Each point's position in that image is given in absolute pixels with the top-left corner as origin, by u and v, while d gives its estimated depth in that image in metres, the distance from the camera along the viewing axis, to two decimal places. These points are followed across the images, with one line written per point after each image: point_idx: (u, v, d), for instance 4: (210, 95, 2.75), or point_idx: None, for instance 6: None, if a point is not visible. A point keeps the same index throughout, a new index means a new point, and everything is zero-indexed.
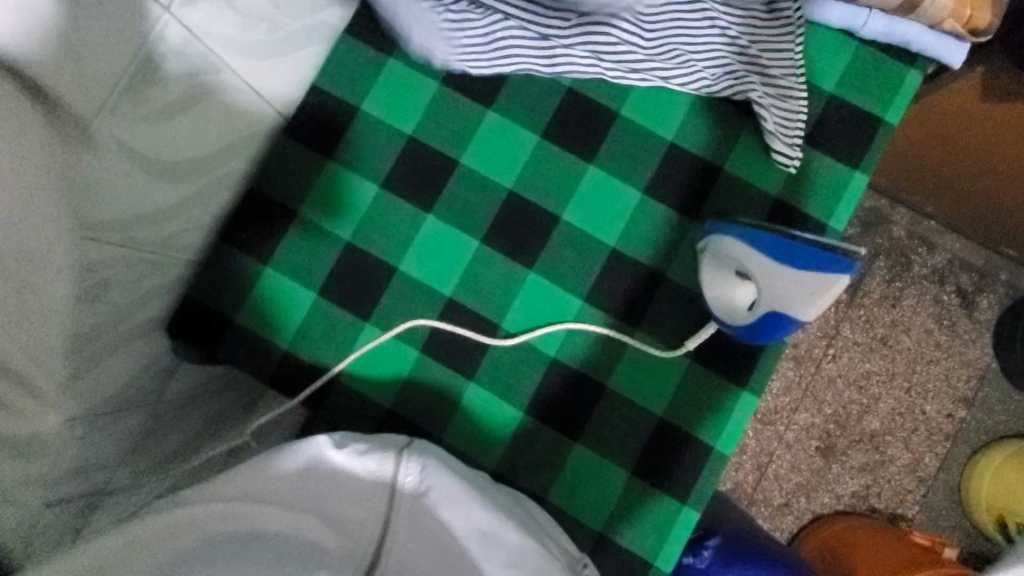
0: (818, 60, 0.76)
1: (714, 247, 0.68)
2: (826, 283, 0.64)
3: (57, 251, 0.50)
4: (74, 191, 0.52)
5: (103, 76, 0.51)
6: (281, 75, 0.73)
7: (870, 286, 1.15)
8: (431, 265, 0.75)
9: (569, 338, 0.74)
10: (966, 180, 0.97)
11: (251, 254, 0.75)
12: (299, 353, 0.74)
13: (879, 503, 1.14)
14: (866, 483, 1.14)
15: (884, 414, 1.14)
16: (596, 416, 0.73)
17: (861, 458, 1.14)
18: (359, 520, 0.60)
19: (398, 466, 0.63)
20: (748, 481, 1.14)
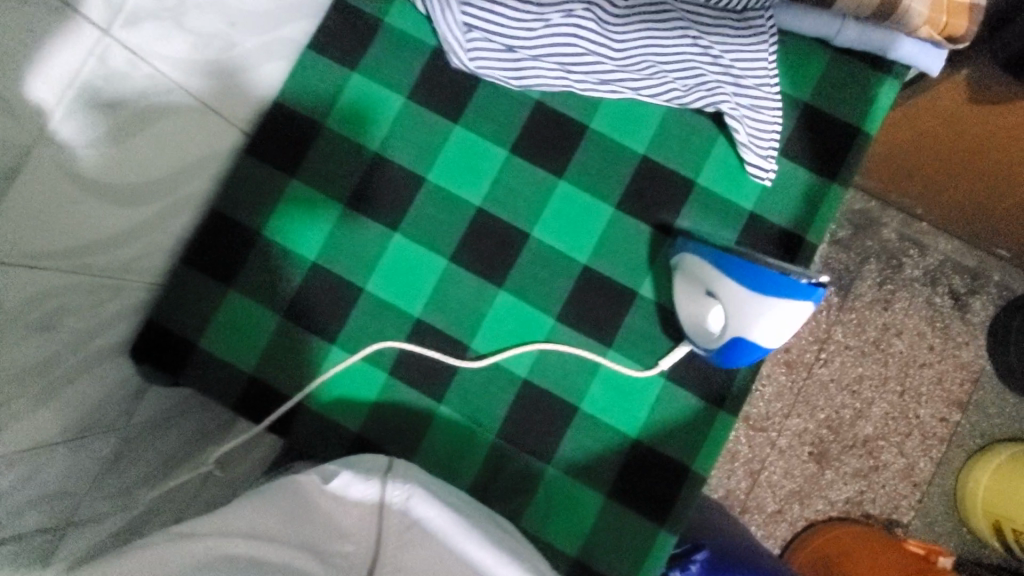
0: (791, 69, 0.75)
1: (684, 265, 0.68)
2: (791, 312, 0.59)
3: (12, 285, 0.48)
4: (34, 223, 0.49)
5: (51, 102, 0.47)
6: (240, 95, 0.71)
7: (861, 290, 1.12)
8: (400, 285, 0.73)
9: (541, 359, 0.72)
10: (957, 187, 0.96)
11: (215, 275, 0.73)
12: (266, 377, 0.72)
13: (874, 510, 1.11)
14: (860, 489, 1.11)
15: (877, 418, 1.11)
16: (570, 437, 0.71)
17: (855, 463, 1.11)
18: (349, 550, 0.58)
19: (385, 489, 0.63)
20: (741, 488, 1.10)
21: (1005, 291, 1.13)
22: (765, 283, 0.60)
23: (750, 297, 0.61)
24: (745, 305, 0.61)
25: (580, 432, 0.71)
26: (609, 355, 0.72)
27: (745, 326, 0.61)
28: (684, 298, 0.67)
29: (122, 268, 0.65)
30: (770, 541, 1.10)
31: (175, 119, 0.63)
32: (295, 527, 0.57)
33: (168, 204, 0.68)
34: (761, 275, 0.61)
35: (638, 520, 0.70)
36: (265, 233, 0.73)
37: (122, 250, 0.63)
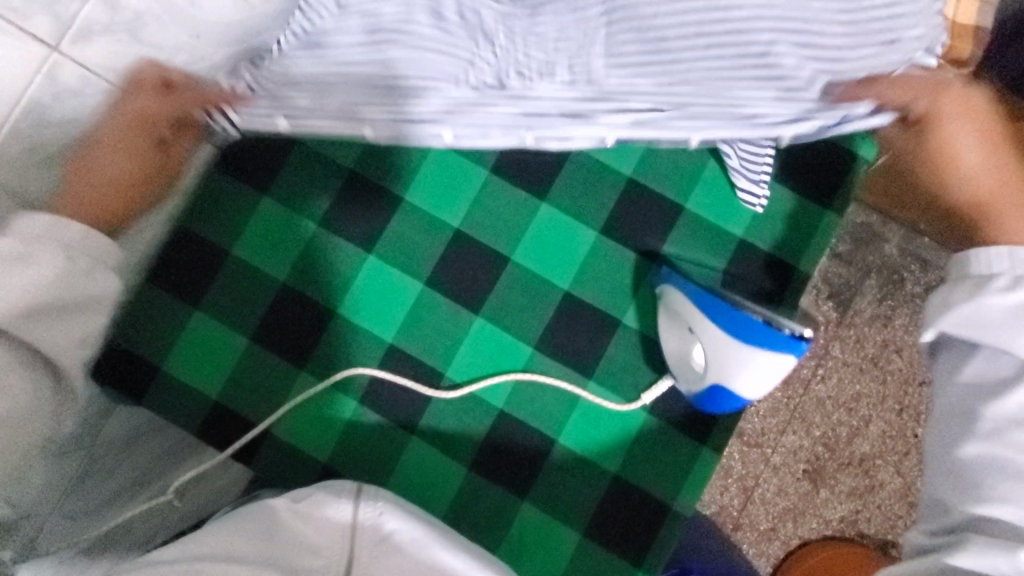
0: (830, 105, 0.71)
1: (669, 302, 0.65)
2: (778, 365, 0.60)
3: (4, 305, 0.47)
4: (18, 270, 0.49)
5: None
6: None
7: (861, 305, 1.06)
8: (372, 309, 0.70)
9: (517, 390, 0.69)
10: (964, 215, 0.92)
11: (179, 297, 0.70)
12: (232, 403, 0.69)
13: (870, 529, 1.06)
14: (855, 508, 1.06)
15: (874, 437, 1.06)
16: (546, 471, 0.68)
17: (851, 482, 1.06)
18: (320, 568, 0.54)
19: (356, 507, 0.60)
20: (734, 506, 1.05)
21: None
22: (755, 334, 0.60)
23: (740, 347, 0.61)
24: (732, 355, 0.61)
25: (559, 464, 0.68)
26: (590, 387, 0.69)
27: (734, 377, 0.61)
28: (667, 337, 0.65)
29: None
30: (762, 559, 1.05)
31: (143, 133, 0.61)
32: (268, 548, 0.54)
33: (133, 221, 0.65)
34: (751, 325, 0.60)
35: (614, 557, 0.67)
36: (233, 253, 0.70)
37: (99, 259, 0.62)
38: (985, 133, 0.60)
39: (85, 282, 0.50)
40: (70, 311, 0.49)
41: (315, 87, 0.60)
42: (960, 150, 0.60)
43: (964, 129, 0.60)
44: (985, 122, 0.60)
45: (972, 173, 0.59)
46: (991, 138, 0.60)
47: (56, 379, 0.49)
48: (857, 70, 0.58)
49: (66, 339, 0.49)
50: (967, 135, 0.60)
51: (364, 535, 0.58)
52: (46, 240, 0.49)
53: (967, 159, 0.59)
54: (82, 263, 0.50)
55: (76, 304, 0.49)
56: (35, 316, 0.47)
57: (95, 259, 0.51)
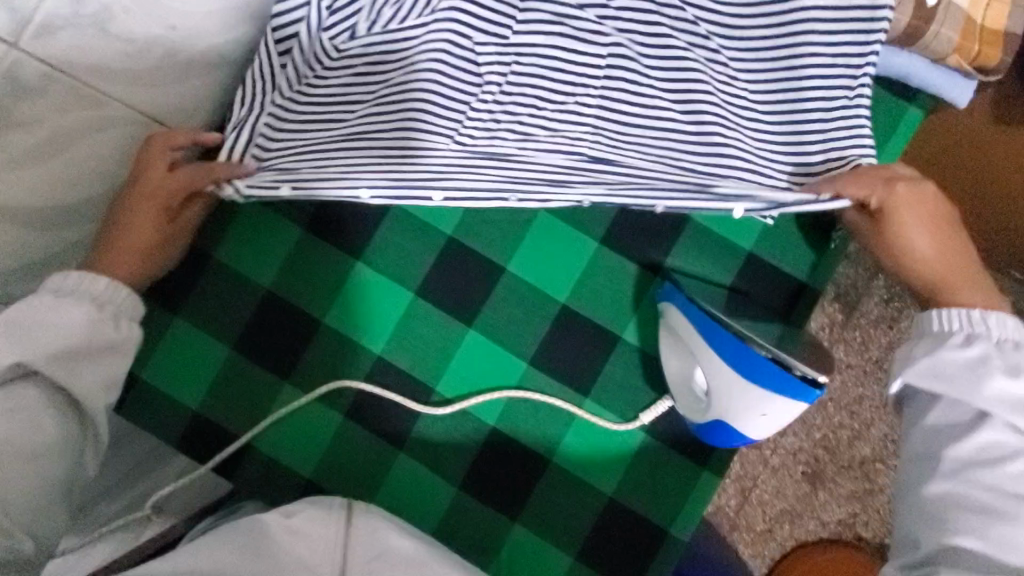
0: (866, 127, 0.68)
1: (671, 325, 0.62)
2: (784, 408, 0.57)
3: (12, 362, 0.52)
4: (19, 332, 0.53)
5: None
6: (190, 106, 0.63)
7: (868, 306, 1.02)
8: (360, 319, 0.67)
9: (509, 408, 0.66)
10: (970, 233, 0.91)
11: (157, 303, 0.67)
12: (212, 413, 0.67)
13: (867, 532, 1.02)
14: (854, 511, 1.02)
15: (876, 440, 1.02)
16: (538, 490, 0.66)
17: (850, 485, 1.03)
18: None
19: (349, 523, 0.57)
20: (730, 506, 1.03)
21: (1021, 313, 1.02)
22: (761, 373, 0.57)
23: (744, 386, 0.57)
24: (735, 393, 0.58)
25: (553, 483, 0.66)
26: (586, 405, 0.66)
27: (736, 416, 0.58)
28: (674, 363, 0.62)
29: None
30: (757, 560, 1.03)
31: (110, 133, 0.59)
32: (256, 560, 0.50)
33: None
34: (760, 365, 0.57)
35: None
36: (219, 260, 0.67)
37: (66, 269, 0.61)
38: (931, 214, 0.59)
39: (108, 333, 0.55)
40: (97, 361, 0.54)
41: (311, 153, 0.60)
42: (910, 237, 0.59)
43: (915, 220, 0.59)
44: (931, 202, 0.59)
45: (920, 259, 0.59)
46: (935, 216, 0.59)
47: (81, 416, 0.55)
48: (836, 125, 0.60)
49: (93, 382, 0.54)
50: (915, 223, 0.59)
51: (357, 541, 0.55)
52: (79, 292, 0.55)
53: (915, 247, 0.59)
54: (108, 314, 0.56)
55: (99, 352, 0.55)
56: (63, 365, 0.53)
57: (120, 311, 0.56)
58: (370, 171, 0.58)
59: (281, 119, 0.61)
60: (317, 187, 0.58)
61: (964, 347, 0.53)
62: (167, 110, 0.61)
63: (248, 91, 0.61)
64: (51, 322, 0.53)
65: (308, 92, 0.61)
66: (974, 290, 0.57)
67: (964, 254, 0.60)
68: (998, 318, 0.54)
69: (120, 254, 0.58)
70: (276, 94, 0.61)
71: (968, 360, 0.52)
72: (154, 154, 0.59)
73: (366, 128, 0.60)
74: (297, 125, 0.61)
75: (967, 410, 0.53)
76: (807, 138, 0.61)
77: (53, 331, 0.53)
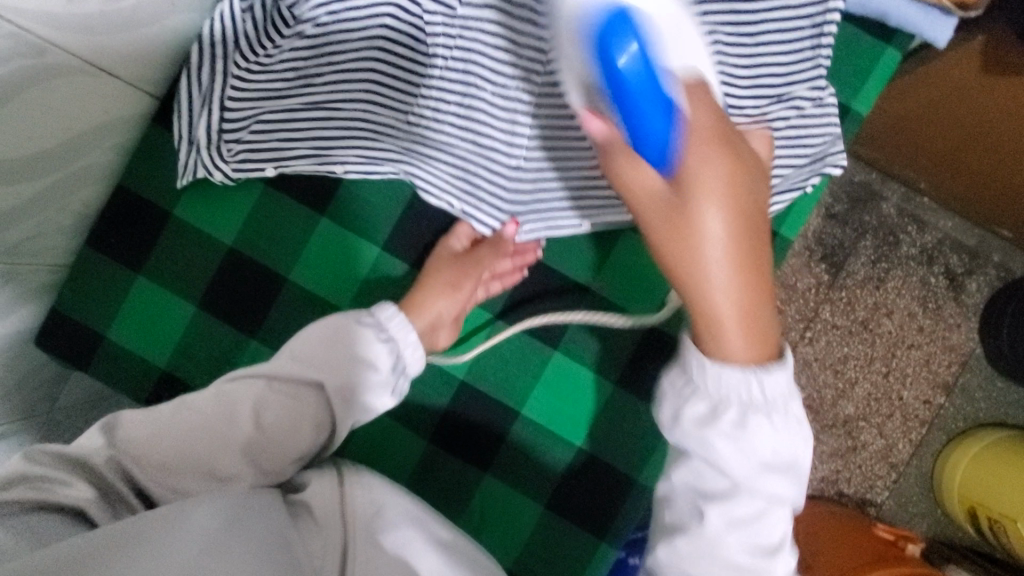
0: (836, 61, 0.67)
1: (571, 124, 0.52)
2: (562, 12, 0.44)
3: (312, 368, 0.59)
4: (334, 348, 0.59)
5: None
6: (141, 54, 0.61)
7: (855, 267, 1.03)
8: (327, 277, 0.67)
9: (479, 360, 0.67)
10: (964, 180, 0.89)
11: (124, 264, 0.68)
12: (182, 373, 0.68)
13: (848, 489, 1.04)
14: (836, 468, 1.04)
15: (860, 399, 1.03)
16: (510, 446, 0.66)
17: (833, 443, 1.04)
18: (318, 547, 0.54)
19: (347, 485, 0.58)
20: None
21: (1005, 272, 1.02)
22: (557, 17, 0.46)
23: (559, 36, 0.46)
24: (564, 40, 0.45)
25: (524, 436, 0.66)
26: (554, 358, 0.67)
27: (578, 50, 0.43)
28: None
29: (7, 255, 0.58)
30: None
31: (65, 83, 0.55)
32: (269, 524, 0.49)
33: (57, 179, 0.60)
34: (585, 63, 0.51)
35: (576, 531, 0.66)
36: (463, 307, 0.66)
37: (17, 230, 0.58)
38: (751, 237, 0.51)
39: (373, 394, 0.59)
40: (360, 408, 0.60)
41: (278, 123, 0.63)
42: (710, 257, 0.50)
43: (718, 252, 0.50)
44: (753, 238, 0.52)
45: (717, 322, 0.52)
46: (755, 288, 0.52)
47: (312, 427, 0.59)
48: (783, 82, 0.62)
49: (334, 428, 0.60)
50: (712, 252, 0.50)
51: (354, 503, 0.56)
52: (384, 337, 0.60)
53: (710, 302, 0.52)
54: (387, 374, 0.60)
55: (356, 407, 0.60)
56: (335, 400, 0.59)
57: (395, 372, 0.60)
58: (345, 150, 0.64)
59: (243, 90, 0.62)
60: (295, 162, 0.64)
61: (701, 398, 0.54)
62: (118, 59, 0.59)
63: (206, 59, 0.62)
64: (352, 358, 0.59)
65: (259, 60, 0.61)
66: (751, 352, 0.53)
67: (771, 333, 0.54)
68: (774, 377, 0.52)
69: (420, 308, 0.63)
70: (236, 61, 0.61)
71: (754, 429, 0.53)
72: (457, 236, 0.66)
73: (324, 100, 0.62)
74: (259, 96, 0.62)
75: (726, 479, 0.54)
76: (777, 86, 0.62)
77: (333, 365, 0.59)
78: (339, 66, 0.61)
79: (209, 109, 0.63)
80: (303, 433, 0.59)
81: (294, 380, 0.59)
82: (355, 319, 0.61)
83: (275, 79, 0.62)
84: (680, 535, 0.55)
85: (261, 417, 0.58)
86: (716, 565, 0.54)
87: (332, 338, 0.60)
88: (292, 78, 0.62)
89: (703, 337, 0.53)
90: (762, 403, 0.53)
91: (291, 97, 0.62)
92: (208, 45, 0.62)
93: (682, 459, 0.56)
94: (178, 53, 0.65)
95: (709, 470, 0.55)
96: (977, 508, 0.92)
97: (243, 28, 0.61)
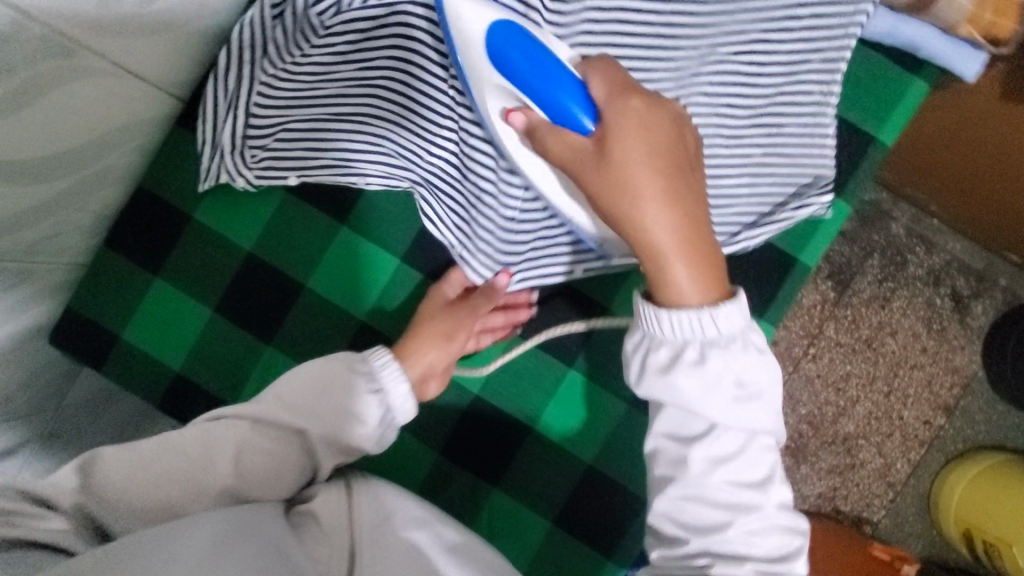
0: (860, 87, 0.67)
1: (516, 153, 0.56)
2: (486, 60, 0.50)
3: (297, 409, 0.59)
4: (321, 393, 0.59)
5: None
6: (169, 56, 0.61)
7: (861, 285, 1.03)
8: (345, 284, 0.67)
9: (493, 374, 0.67)
10: (985, 211, 0.88)
11: (141, 263, 0.68)
12: (193, 374, 0.68)
13: (845, 506, 1.04)
14: (834, 485, 1.04)
15: (860, 417, 1.03)
16: (520, 460, 0.66)
17: (832, 460, 1.04)
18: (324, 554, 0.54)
19: (355, 500, 0.57)
20: None
21: (1010, 296, 1.02)
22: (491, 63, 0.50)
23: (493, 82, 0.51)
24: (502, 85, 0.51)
25: (533, 450, 0.66)
26: (568, 376, 0.67)
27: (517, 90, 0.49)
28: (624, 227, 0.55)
29: (26, 251, 0.57)
30: None
31: (95, 83, 0.55)
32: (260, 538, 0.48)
33: (80, 178, 0.60)
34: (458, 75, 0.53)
35: (579, 545, 0.66)
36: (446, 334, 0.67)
37: (39, 227, 0.57)
38: (682, 181, 0.50)
39: (369, 441, 0.60)
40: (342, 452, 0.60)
41: (301, 132, 0.63)
42: (638, 190, 0.49)
43: (650, 205, 0.49)
44: (680, 173, 0.50)
45: (659, 256, 0.50)
46: (699, 218, 0.51)
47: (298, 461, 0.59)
48: (807, 107, 0.62)
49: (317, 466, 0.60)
50: (646, 209, 0.49)
51: (364, 512, 0.56)
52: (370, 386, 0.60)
53: (651, 238, 0.50)
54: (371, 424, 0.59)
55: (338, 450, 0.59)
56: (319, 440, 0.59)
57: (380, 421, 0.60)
58: (366, 163, 0.64)
59: (269, 96, 0.62)
60: (318, 172, 0.64)
61: (663, 344, 0.53)
62: (148, 61, 0.59)
63: (233, 64, 0.62)
64: (338, 404, 0.59)
65: (285, 67, 0.60)
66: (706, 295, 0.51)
67: (720, 267, 0.52)
68: (726, 311, 0.51)
69: (413, 357, 0.63)
70: (263, 67, 0.61)
71: (710, 364, 0.52)
72: (451, 283, 0.66)
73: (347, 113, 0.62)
74: (284, 103, 0.62)
75: (704, 419, 0.54)
76: (802, 111, 0.62)
77: (327, 412, 0.59)
78: (364, 79, 0.60)
79: (235, 114, 0.63)
80: (286, 472, 0.59)
81: (279, 419, 0.59)
82: (350, 365, 0.60)
83: (300, 88, 0.61)
84: (672, 485, 0.55)
85: (242, 454, 0.57)
86: (708, 509, 0.54)
87: (324, 384, 0.59)
88: (318, 88, 0.61)
89: (649, 274, 0.52)
90: (718, 339, 0.52)
91: (319, 107, 0.62)
92: (236, 50, 0.62)
93: (661, 411, 0.55)
94: (205, 55, 0.65)
95: (684, 413, 0.54)
96: (973, 531, 0.93)
97: (272, 35, 0.60)
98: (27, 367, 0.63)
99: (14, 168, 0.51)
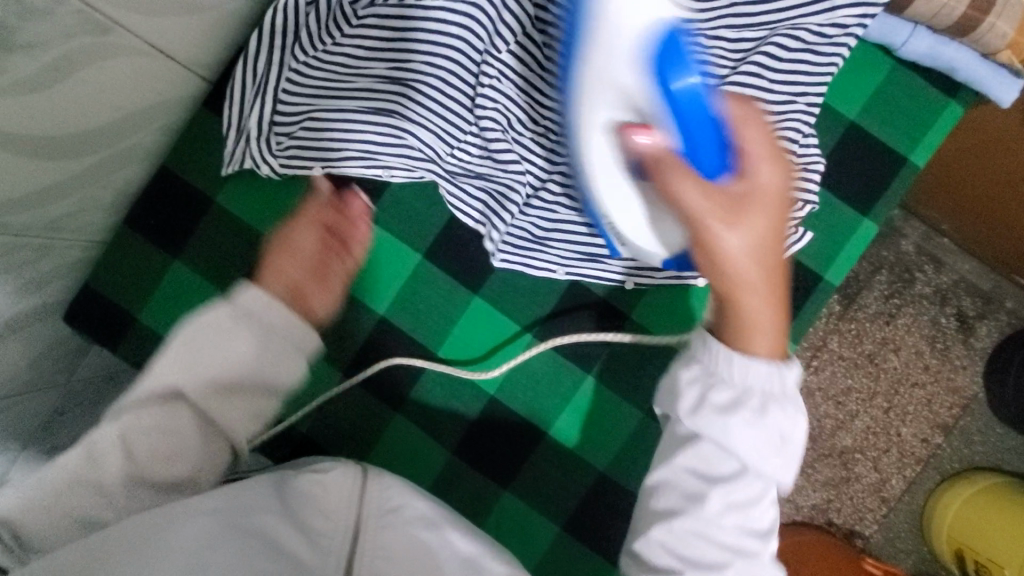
0: (893, 109, 0.66)
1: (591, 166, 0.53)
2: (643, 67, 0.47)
3: (182, 369, 0.57)
4: (200, 349, 0.57)
5: (23, 68, 0.44)
6: (203, 40, 0.60)
7: (867, 300, 1.03)
8: (365, 276, 0.67)
9: (508, 377, 0.67)
10: (1010, 236, 0.87)
11: (156, 243, 0.67)
12: None
13: (838, 519, 1.04)
14: (828, 497, 1.04)
15: (858, 432, 1.03)
16: (528, 463, 0.66)
17: (828, 473, 1.04)
18: (330, 532, 0.51)
19: (369, 481, 0.57)
20: None
21: (1015, 319, 1.02)
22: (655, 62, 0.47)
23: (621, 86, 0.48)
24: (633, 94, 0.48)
25: (541, 452, 0.66)
26: (584, 382, 0.66)
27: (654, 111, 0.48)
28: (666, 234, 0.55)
29: (46, 227, 0.57)
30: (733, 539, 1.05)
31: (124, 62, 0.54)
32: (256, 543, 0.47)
33: (104, 157, 0.59)
34: (575, 44, 0.50)
35: (579, 548, 0.66)
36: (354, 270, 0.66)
37: (59, 204, 0.56)
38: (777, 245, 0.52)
39: (276, 369, 0.59)
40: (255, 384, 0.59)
41: (326, 120, 0.61)
42: (745, 241, 0.50)
43: (750, 260, 0.51)
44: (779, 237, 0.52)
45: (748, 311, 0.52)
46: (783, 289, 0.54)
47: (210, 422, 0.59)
48: None
49: (238, 416, 0.59)
50: (746, 258, 0.51)
51: (371, 498, 0.55)
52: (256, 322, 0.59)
53: (740, 294, 0.52)
54: (272, 349, 0.59)
55: (251, 390, 0.59)
56: (220, 395, 0.58)
57: (286, 348, 0.60)
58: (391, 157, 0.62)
59: (298, 84, 0.61)
60: (342, 164, 0.62)
61: (727, 386, 0.53)
62: (183, 45, 0.58)
63: (264, 48, 0.61)
64: (225, 348, 0.58)
65: (317, 55, 0.60)
66: (775, 348, 0.54)
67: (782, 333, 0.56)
68: (788, 374, 0.54)
69: (272, 279, 0.62)
70: (295, 53, 0.60)
71: (771, 417, 0.53)
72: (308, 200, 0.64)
73: (372, 103, 0.60)
74: (314, 92, 0.61)
75: (734, 461, 0.54)
76: None
77: (220, 366, 0.57)
78: (393, 71, 0.58)
79: (263, 99, 0.62)
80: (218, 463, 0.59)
81: (167, 390, 0.57)
82: (222, 310, 0.58)
83: (331, 77, 0.60)
84: (677, 519, 0.54)
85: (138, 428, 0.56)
86: (710, 545, 0.54)
87: (203, 338, 0.58)
88: (348, 79, 0.60)
89: (732, 323, 0.54)
90: (780, 395, 0.53)
91: (352, 97, 0.61)
92: (268, 34, 0.61)
93: (691, 444, 0.55)
94: (236, 40, 0.65)
95: (716, 453, 0.54)
96: (965, 551, 0.93)
97: (306, 21, 0.59)
98: (39, 343, 0.63)
99: (40, 144, 0.50)
